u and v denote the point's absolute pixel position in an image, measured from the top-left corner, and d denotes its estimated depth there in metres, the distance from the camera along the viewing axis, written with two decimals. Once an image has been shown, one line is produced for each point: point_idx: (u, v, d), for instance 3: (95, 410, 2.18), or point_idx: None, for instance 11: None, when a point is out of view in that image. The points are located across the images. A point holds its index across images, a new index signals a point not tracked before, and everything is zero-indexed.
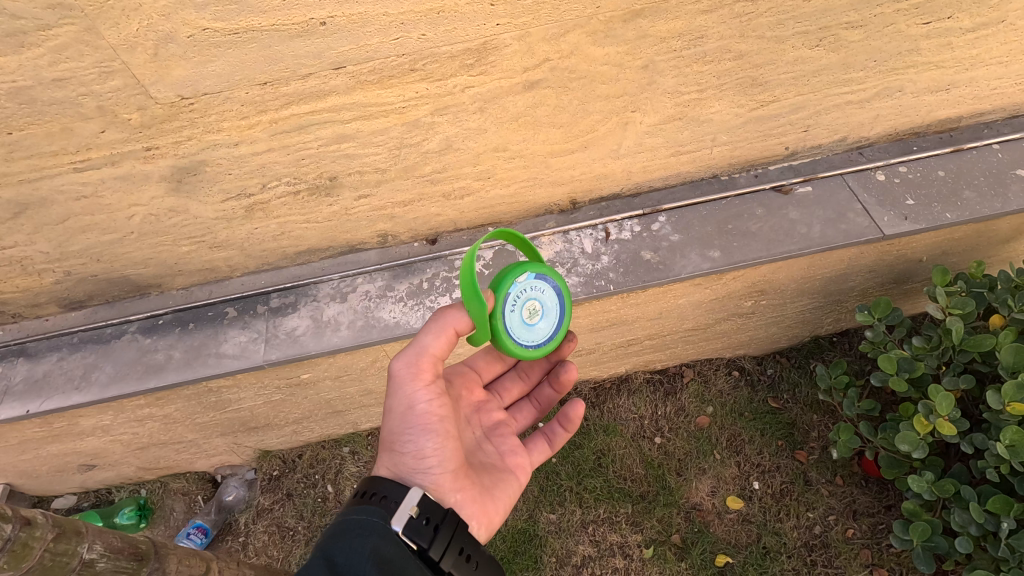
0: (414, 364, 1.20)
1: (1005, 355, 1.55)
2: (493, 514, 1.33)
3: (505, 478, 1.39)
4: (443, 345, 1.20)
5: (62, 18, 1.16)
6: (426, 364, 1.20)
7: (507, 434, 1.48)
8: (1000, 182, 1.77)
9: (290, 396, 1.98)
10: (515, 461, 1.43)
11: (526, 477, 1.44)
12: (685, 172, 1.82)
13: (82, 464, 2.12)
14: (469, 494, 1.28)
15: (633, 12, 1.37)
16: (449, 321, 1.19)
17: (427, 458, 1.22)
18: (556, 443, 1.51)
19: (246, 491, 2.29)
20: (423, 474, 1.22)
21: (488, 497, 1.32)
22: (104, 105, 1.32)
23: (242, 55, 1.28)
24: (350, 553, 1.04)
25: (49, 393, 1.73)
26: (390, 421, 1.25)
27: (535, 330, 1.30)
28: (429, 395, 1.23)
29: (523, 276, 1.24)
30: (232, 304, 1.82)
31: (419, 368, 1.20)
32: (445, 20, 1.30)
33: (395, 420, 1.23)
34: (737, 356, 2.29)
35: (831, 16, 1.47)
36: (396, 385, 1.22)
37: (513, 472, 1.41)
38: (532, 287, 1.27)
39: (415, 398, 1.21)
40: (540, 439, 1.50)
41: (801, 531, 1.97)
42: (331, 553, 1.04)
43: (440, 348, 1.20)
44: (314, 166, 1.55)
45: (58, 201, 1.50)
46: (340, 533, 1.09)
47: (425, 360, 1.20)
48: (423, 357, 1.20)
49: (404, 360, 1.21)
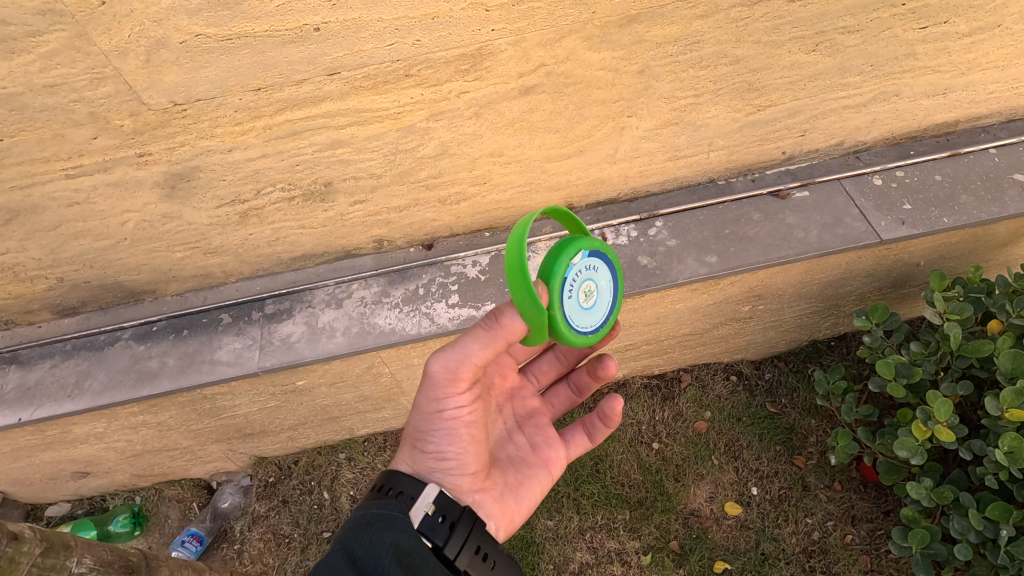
0: (450, 373, 1.09)
1: (1003, 361, 1.54)
2: (514, 514, 1.31)
3: (533, 473, 1.36)
4: (481, 357, 1.07)
5: (53, 24, 1.15)
6: (461, 374, 1.09)
7: (542, 424, 1.44)
8: (997, 187, 1.76)
9: (285, 403, 1.97)
10: (548, 455, 1.39)
11: (561, 469, 1.41)
12: (682, 177, 1.81)
13: (75, 472, 2.11)
14: (489, 495, 1.27)
15: (629, 17, 1.37)
16: (493, 331, 1.04)
17: (448, 461, 1.19)
18: (595, 437, 1.43)
19: (242, 498, 2.28)
20: (442, 473, 1.20)
21: (510, 495, 1.31)
22: (96, 111, 1.31)
23: (235, 61, 1.27)
24: (373, 546, 1.01)
25: (42, 401, 1.72)
26: (415, 418, 1.19)
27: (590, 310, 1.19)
28: (459, 402, 1.15)
29: (579, 256, 1.13)
30: (226, 310, 1.80)
31: (451, 378, 1.10)
32: (439, 26, 1.29)
33: (420, 419, 1.18)
34: (735, 361, 2.29)
35: (827, 21, 1.47)
36: (424, 387, 1.15)
37: (544, 467, 1.38)
38: (585, 267, 1.16)
39: (442, 404, 1.14)
40: (580, 431, 1.43)
41: (800, 537, 1.96)
42: (354, 546, 1.01)
43: (479, 361, 1.07)
44: (308, 171, 1.54)
45: (49, 207, 1.49)
46: (358, 526, 1.06)
47: (460, 369, 1.08)
48: (461, 365, 1.08)
49: (437, 366, 1.10)
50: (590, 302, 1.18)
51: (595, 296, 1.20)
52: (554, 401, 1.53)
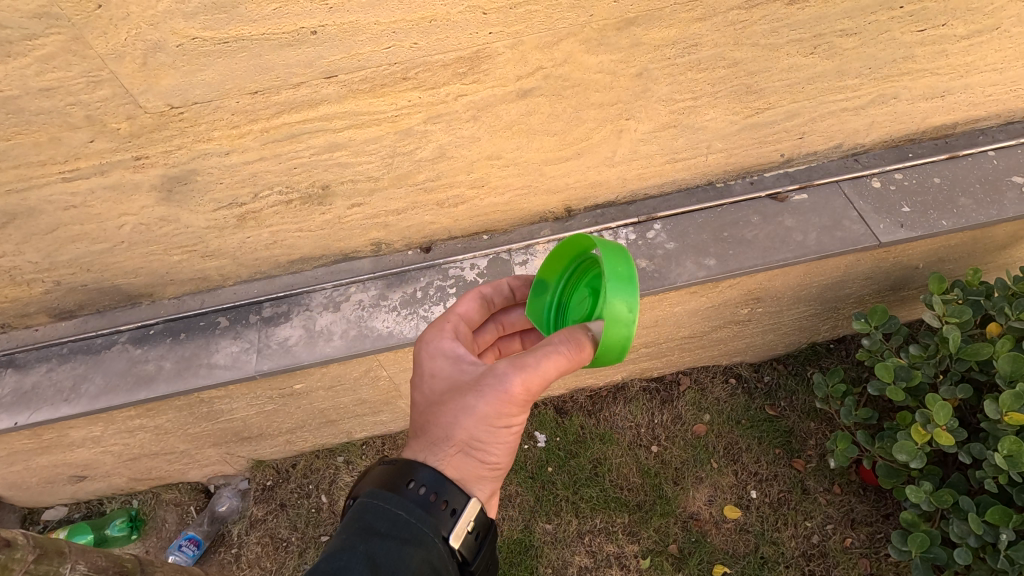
0: (533, 384, 1.04)
1: (1002, 364, 1.54)
2: None
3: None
4: (559, 378, 1.07)
5: (49, 27, 1.14)
6: (537, 393, 1.06)
7: None
8: (995, 189, 1.76)
9: (283, 406, 1.97)
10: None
11: None
12: (680, 179, 1.81)
13: (72, 475, 2.10)
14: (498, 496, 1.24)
15: (626, 20, 1.37)
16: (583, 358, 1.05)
17: (496, 469, 1.12)
18: None
19: (239, 501, 2.27)
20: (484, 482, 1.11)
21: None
22: (92, 115, 1.30)
23: (232, 64, 1.27)
24: (400, 560, 0.90)
25: (38, 405, 1.71)
26: (473, 425, 1.05)
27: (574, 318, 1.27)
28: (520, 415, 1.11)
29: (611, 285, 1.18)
30: (224, 313, 1.80)
31: (530, 396, 1.06)
32: (436, 29, 1.29)
33: (482, 428, 1.06)
34: (734, 364, 2.28)
35: (825, 24, 1.47)
36: (499, 399, 1.05)
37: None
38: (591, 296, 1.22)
39: (512, 418, 1.07)
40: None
41: (799, 540, 1.95)
42: (381, 556, 0.89)
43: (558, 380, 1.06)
44: (306, 174, 1.54)
45: (46, 211, 1.48)
46: (383, 530, 0.93)
47: (541, 389, 1.05)
48: (544, 379, 1.04)
49: (522, 380, 1.03)
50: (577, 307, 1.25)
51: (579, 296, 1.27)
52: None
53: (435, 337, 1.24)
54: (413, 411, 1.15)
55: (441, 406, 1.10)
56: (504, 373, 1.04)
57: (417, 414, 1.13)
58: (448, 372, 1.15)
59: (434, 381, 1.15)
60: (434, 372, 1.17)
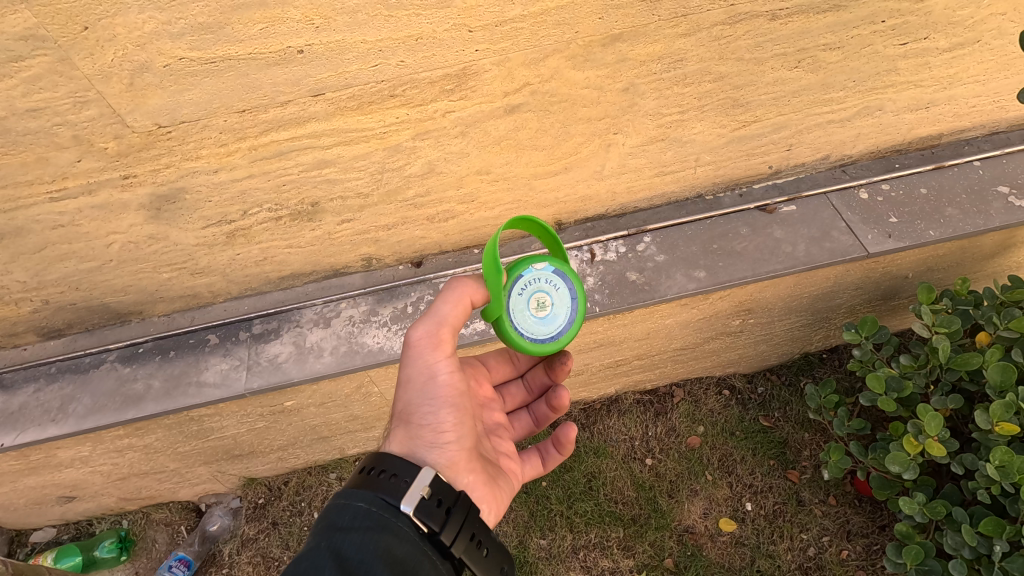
0: (433, 332, 1.16)
1: (992, 373, 1.54)
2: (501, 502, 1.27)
3: (506, 477, 1.33)
4: (458, 315, 1.18)
5: (35, 49, 1.15)
6: (445, 335, 1.16)
7: (504, 437, 1.42)
8: (982, 199, 1.78)
9: (273, 423, 1.95)
10: (509, 466, 1.37)
11: (516, 482, 1.38)
12: (669, 192, 1.82)
13: (61, 496, 2.07)
14: (480, 478, 1.20)
15: (611, 37, 1.38)
16: (465, 288, 1.18)
17: (446, 433, 1.15)
18: (548, 461, 1.48)
19: (231, 520, 2.24)
20: (439, 450, 1.14)
21: (494, 483, 1.25)
22: (79, 134, 1.30)
23: (219, 84, 1.27)
24: (362, 547, 0.92)
25: (25, 425, 1.69)
26: (405, 393, 1.17)
27: (534, 326, 1.21)
28: (447, 367, 1.18)
29: (540, 264, 1.23)
30: (213, 331, 1.79)
31: (436, 339, 1.16)
32: (423, 47, 1.30)
33: (412, 390, 1.17)
34: (727, 375, 2.28)
35: (808, 39, 1.48)
36: (411, 358, 1.17)
37: (507, 474, 1.34)
38: (545, 280, 1.23)
39: (431, 371, 1.17)
40: (534, 455, 1.47)
41: (795, 553, 1.94)
42: (341, 544, 0.91)
43: (457, 319, 1.17)
44: (295, 191, 1.54)
45: (34, 230, 1.48)
46: (342, 523, 0.97)
47: (443, 330, 1.16)
48: (440, 326, 1.16)
49: (421, 334, 1.16)
50: (542, 314, 1.22)
51: (554, 309, 1.23)
52: (514, 424, 1.52)
53: None
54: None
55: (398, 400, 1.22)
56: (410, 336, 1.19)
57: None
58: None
59: None
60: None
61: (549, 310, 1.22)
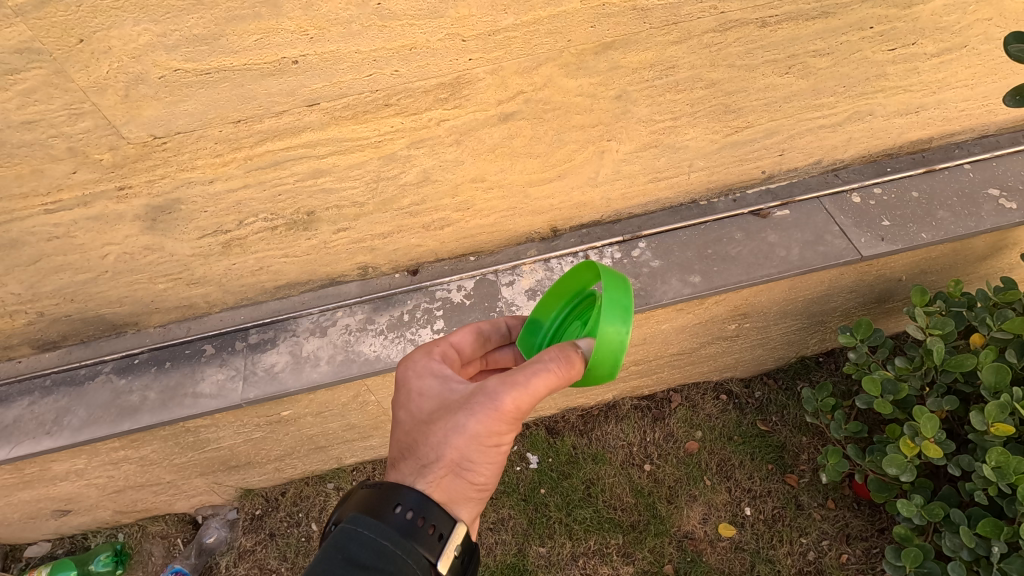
0: (524, 404, 1.02)
1: (986, 375, 1.55)
2: None
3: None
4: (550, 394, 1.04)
5: (30, 62, 1.15)
6: (527, 411, 1.03)
7: None
8: (973, 202, 1.80)
9: (270, 434, 1.94)
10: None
11: None
12: (664, 198, 1.83)
13: (56, 510, 2.06)
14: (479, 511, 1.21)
15: (604, 45, 1.39)
16: (571, 371, 1.03)
17: (482, 487, 1.08)
18: None
19: (228, 532, 2.22)
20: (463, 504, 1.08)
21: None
22: (74, 146, 1.30)
23: (214, 94, 1.28)
24: None
25: (19, 438, 1.68)
26: (464, 446, 1.02)
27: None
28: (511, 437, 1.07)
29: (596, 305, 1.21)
30: (210, 341, 1.79)
31: (519, 413, 1.03)
32: (417, 56, 1.31)
33: (472, 448, 1.02)
34: (724, 380, 2.29)
35: (798, 45, 1.50)
36: (486, 417, 1.02)
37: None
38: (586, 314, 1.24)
39: (501, 437, 1.04)
40: None
41: (795, 558, 1.94)
42: None
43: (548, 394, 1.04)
44: (291, 201, 1.54)
45: (29, 242, 1.48)
46: (364, 561, 0.88)
47: (529, 406, 1.03)
48: (536, 399, 1.02)
49: (508, 398, 1.01)
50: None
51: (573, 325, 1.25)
52: None
53: (417, 357, 1.19)
54: (399, 432, 1.12)
55: (428, 426, 1.06)
56: (492, 390, 1.02)
57: (403, 436, 1.10)
58: (436, 392, 1.11)
59: (421, 400, 1.12)
60: (422, 391, 1.13)
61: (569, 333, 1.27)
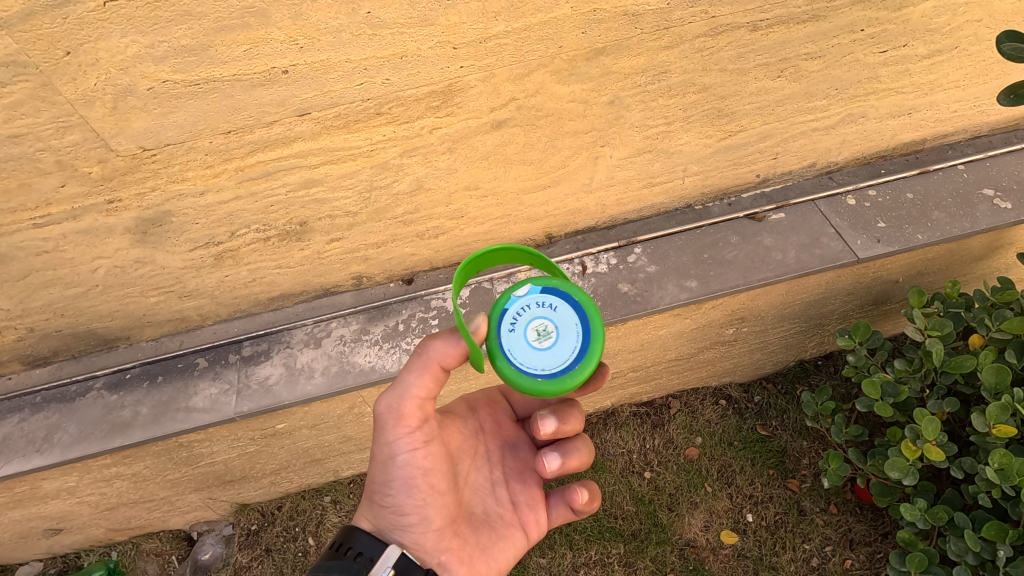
0: (395, 407, 1.09)
1: (987, 376, 1.54)
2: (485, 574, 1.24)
3: (508, 534, 1.29)
4: (428, 388, 1.08)
5: (16, 75, 1.14)
6: (408, 410, 1.09)
7: (527, 484, 1.35)
8: (968, 202, 1.80)
9: (266, 447, 1.92)
10: (528, 518, 1.32)
11: (539, 533, 1.33)
12: (659, 203, 1.82)
13: (47, 529, 2.02)
14: (458, 555, 1.21)
15: (595, 50, 1.39)
16: (428, 357, 1.06)
17: (407, 516, 1.15)
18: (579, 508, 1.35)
19: (223, 548, 2.19)
20: (404, 533, 1.16)
21: (480, 557, 1.24)
22: (63, 159, 1.29)
23: (203, 105, 1.26)
24: None
25: (10, 457, 1.65)
26: (373, 467, 1.17)
27: (543, 358, 1.07)
28: (415, 447, 1.12)
29: (522, 290, 1.12)
30: (202, 354, 1.76)
31: (399, 418, 1.10)
32: (408, 64, 1.30)
33: (377, 468, 1.15)
34: (723, 385, 2.27)
35: (790, 48, 1.50)
36: (380, 433, 1.13)
37: (520, 528, 1.30)
38: (535, 303, 1.11)
39: (400, 452, 1.12)
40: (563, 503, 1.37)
41: (799, 564, 1.92)
42: None
43: (420, 390, 1.08)
44: (283, 212, 1.53)
45: (18, 257, 1.46)
46: None
47: (405, 405, 1.09)
48: (404, 400, 1.08)
49: (385, 405, 1.11)
50: (546, 344, 1.08)
51: (556, 332, 1.09)
52: None
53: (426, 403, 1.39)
54: None
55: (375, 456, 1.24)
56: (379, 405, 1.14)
57: None
58: None
59: None
60: None
61: (553, 334, 1.09)
